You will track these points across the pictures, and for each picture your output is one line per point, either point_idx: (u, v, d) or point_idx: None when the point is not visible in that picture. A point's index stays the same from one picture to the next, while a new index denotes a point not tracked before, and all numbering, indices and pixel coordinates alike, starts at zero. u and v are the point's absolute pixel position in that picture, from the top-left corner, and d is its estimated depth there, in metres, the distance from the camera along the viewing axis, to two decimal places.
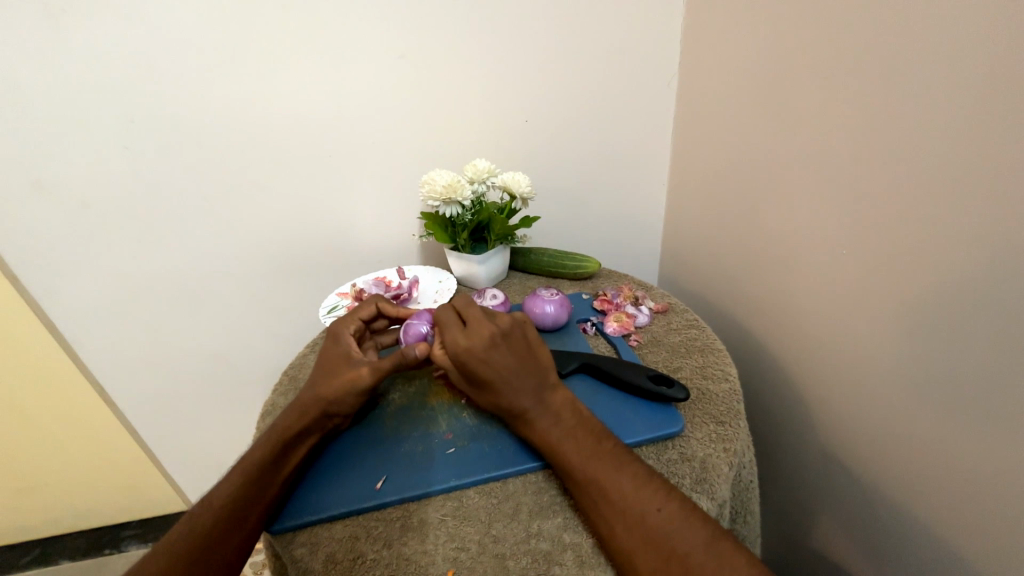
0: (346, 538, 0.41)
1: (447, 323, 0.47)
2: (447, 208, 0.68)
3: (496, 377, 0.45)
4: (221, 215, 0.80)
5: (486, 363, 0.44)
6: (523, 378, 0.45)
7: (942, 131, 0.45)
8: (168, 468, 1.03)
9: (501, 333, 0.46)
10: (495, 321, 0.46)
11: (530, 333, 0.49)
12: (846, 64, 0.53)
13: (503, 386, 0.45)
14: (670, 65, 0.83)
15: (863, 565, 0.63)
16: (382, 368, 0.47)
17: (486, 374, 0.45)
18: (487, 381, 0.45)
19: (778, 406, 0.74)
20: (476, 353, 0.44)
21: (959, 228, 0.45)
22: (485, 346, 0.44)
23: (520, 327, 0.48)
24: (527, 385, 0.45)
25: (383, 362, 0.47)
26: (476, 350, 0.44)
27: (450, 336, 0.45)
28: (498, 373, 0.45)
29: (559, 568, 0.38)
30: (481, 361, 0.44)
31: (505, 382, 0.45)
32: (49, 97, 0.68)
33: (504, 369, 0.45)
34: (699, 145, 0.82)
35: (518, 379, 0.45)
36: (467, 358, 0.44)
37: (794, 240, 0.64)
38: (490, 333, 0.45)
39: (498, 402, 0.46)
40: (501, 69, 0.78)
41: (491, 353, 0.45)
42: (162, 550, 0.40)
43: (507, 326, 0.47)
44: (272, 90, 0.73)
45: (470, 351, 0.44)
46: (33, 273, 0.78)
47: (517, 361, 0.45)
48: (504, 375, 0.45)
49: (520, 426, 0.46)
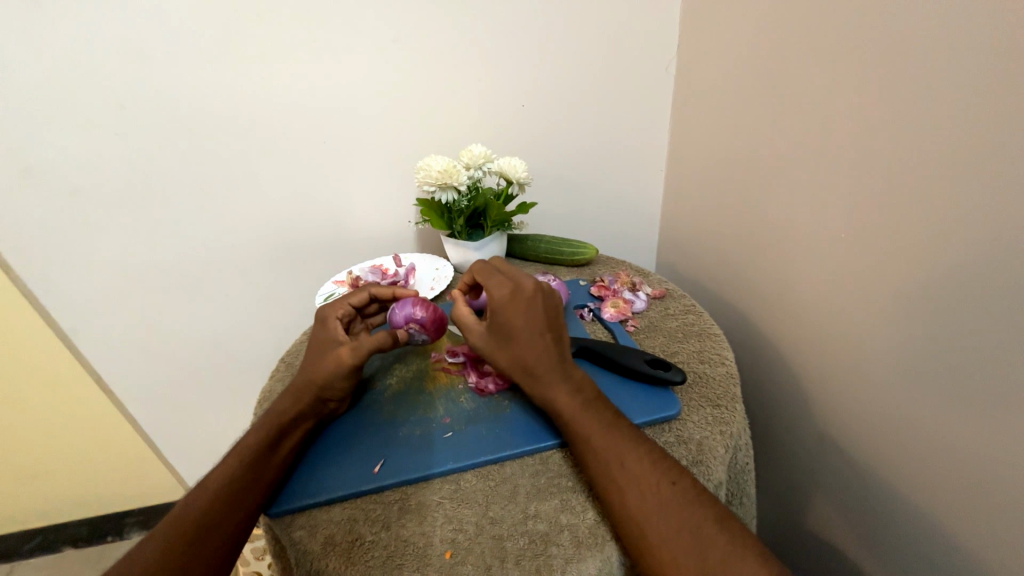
0: (344, 521, 0.41)
1: (493, 273, 0.51)
2: (443, 193, 0.67)
3: (524, 327, 0.46)
4: (214, 202, 0.79)
5: (521, 311, 0.47)
6: (547, 339, 0.46)
7: (944, 115, 0.44)
8: (169, 457, 1.04)
9: (542, 291, 0.49)
10: (538, 281, 0.50)
11: (560, 304, 0.50)
12: (846, 46, 0.52)
13: (527, 339, 0.46)
14: (668, 49, 0.81)
15: (856, 546, 0.64)
16: (363, 349, 0.47)
17: (517, 321, 0.46)
18: (513, 329, 0.46)
19: (774, 392, 0.74)
20: (515, 299, 0.47)
21: (957, 215, 0.44)
22: (527, 293, 0.48)
23: (556, 298, 0.50)
24: (552, 343, 0.46)
25: (364, 342, 0.47)
26: (516, 296, 0.47)
27: (495, 282, 0.49)
28: (529, 322, 0.46)
29: (557, 549, 0.38)
30: (516, 308, 0.47)
31: (533, 333, 0.46)
32: (36, 84, 0.67)
33: (536, 321, 0.47)
34: (697, 132, 0.81)
35: (544, 334, 0.46)
36: (506, 301, 0.47)
37: (791, 227, 0.64)
38: (534, 286, 0.48)
39: (516, 357, 0.46)
40: (496, 54, 0.76)
41: (530, 302, 0.47)
42: (160, 533, 0.40)
43: (548, 288, 0.50)
44: (265, 77, 0.71)
45: (510, 296, 0.47)
46: (26, 263, 0.77)
47: (546, 320, 0.47)
48: (534, 326, 0.46)
49: (536, 387, 0.45)
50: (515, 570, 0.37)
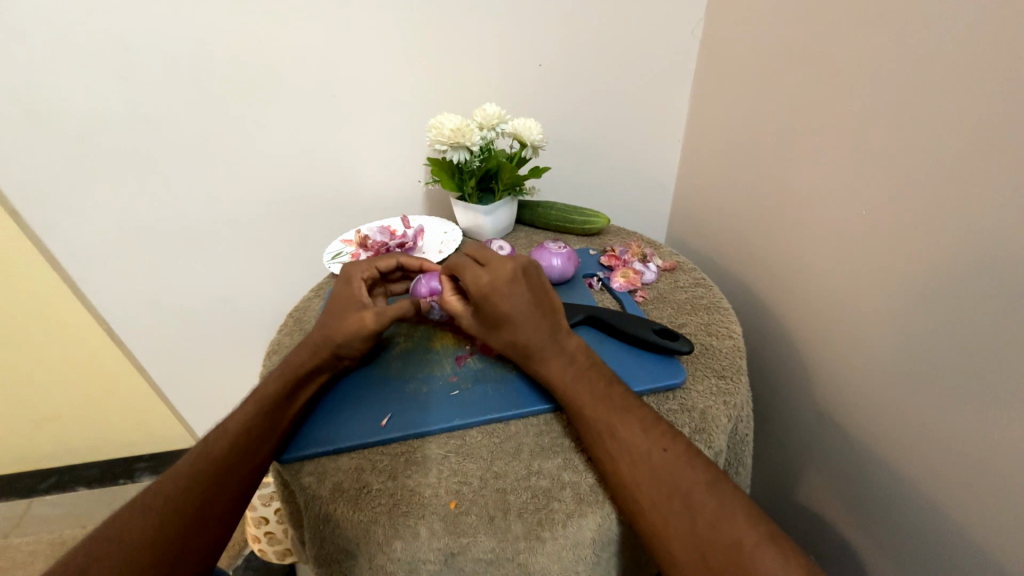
0: (352, 469, 0.43)
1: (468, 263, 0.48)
2: (454, 153, 0.65)
3: (514, 313, 0.45)
4: (219, 155, 0.77)
5: (507, 298, 0.46)
6: (539, 317, 0.46)
7: (975, 86, 0.41)
8: (178, 407, 1.07)
9: (522, 270, 0.48)
10: (518, 260, 0.48)
11: (545, 279, 0.50)
12: (881, 11, 0.48)
13: (520, 322, 0.45)
14: (694, 6, 0.76)
15: (845, 518, 0.66)
16: (386, 316, 0.47)
17: (505, 309, 0.45)
18: (505, 318, 0.46)
19: (775, 370, 0.75)
20: (497, 287, 0.46)
21: (974, 196, 0.43)
22: (506, 279, 0.46)
23: (538, 270, 0.50)
24: (544, 324, 0.46)
25: (387, 309, 0.48)
26: (498, 284, 0.46)
27: (472, 272, 0.47)
28: (516, 309, 0.45)
29: (558, 504, 0.40)
30: (502, 296, 0.46)
31: (524, 319, 0.46)
32: (31, 20, 0.64)
33: (523, 306, 0.46)
34: (718, 101, 0.77)
35: (535, 317, 0.46)
36: (487, 292, 0.46)
37: (805, 204, 0.62)
38: (512, 269, 0.47)
39: (513, 340, 0.46)
40: (512, 6, 0.72)
41: (512, 288, 0.46)
42: (178, 469, 0.41)
43: (527, 265, 0.49)
44: (267, 22, 0.68)
45: (491, 285, 0.46)
46: (32, 210, 0.77)
47: (534, 299, 0.47)
48: (522, 311, 0.46)
49: (534, 366, 0.46)
50: (518, 521, 0.39)
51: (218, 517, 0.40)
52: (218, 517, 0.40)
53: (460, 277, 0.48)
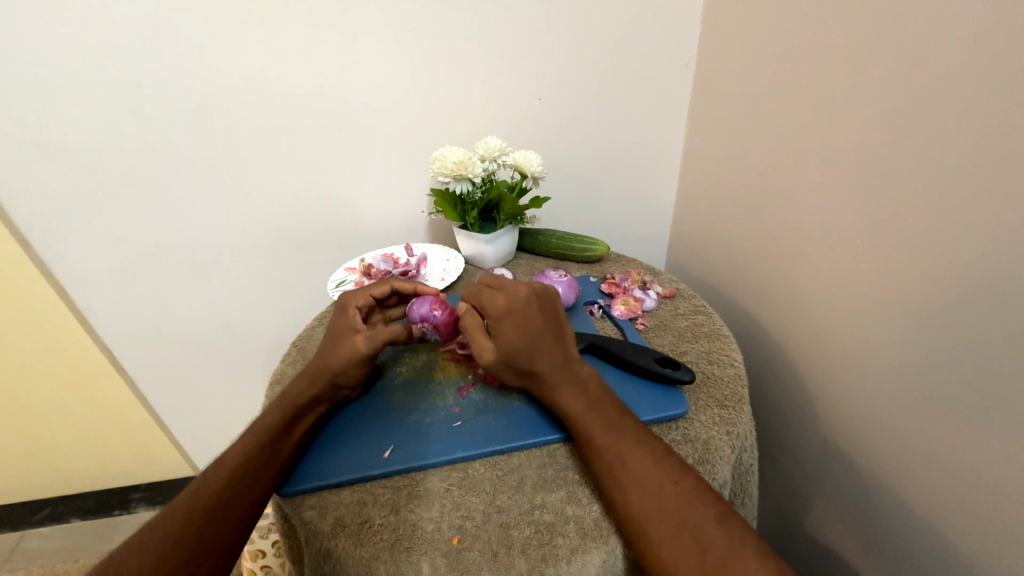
0: (354, 503, 0.42)
1: (481, 287, 0.50)
2: (457, 184, 0.67)
3: (523, 339, 0.45)
4: (228, 185, 0.79)
5: (519, 323, 0.46)
6: (550, 342, 0.46)
7: (965, 124, 0.44)
8: (177, 435, 1.06)
9: (534, 295, 0.49)
10: (531, 285, 0.50)
11: (560, 304, 0.50)
12: (874, 53, 0.51)
13: (529, 348, 0.46)
14: (687, 45, 0.80)
15: (856, 551, 0.64)
16: (378, 339, 0.48)
17: (517, 333, 0.46)
18: (516, 343, 0.46)
19: (779, 397, 0.75)
20: (511, 310, 0.47)
21: (969, 226, 0.45)
22: (522, 302, 0.47)
23: (552, 295, 0.50)
24: (555, 349, 0.46)
25: (379, 333, 0.48)
26: (513, 308, 0.47)
27: (489, 294, 0.48)
28: (529, 333, 0.46)
29: (561, 540, 0.39)
30: (514, 319, 0.46)
31: (535, 344, 0.46)
32: (57, 61, 0.67)
33: (536, 330, 0.46)
34: (714, 133, 0.80)
35: (546, 342, 0.46)
36: (502, 315, 0.46)
37: (802, 232, 0.63)
38: (526, 292, 0.48)
39: (521, 367, 0.46)
40: (512, 45, 0.76)
41: (526, 312, 0.47)
42: (179, 504, 0.41)
43: (541, 289, 0.50)
44: (280, 61, 0.72)
45: (507, 308, 0.47)
46: (45, 238, 0.79)
47: (546, 323, 0.47)
48: (535, 335, 0.46)
49: (545, 391, 0.46)
50: (521, 558, 0.38)
51: (217, 554, 0.39)
52: (217, 553, 0.39)
53: (476, 302, 0.49)
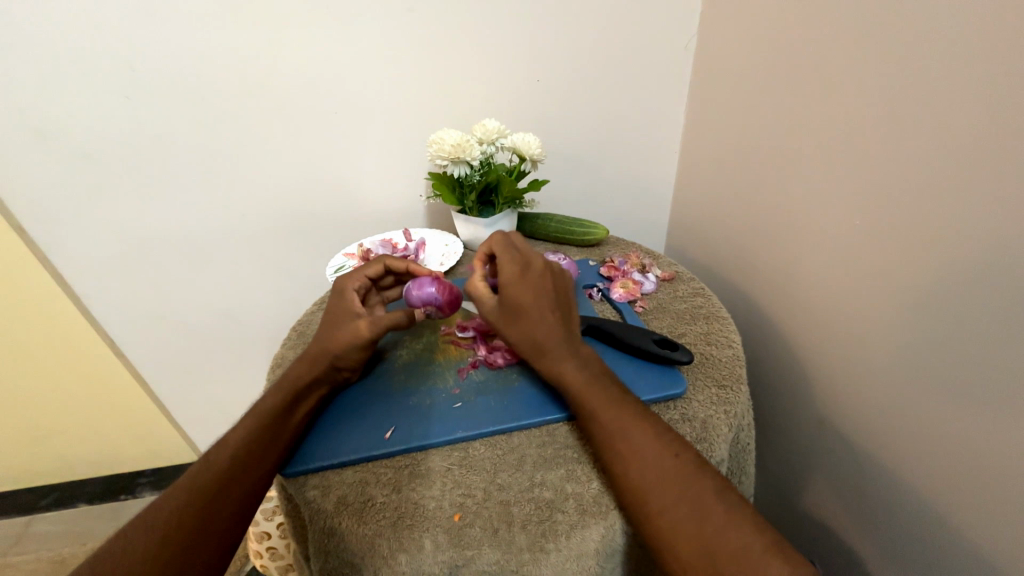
0: (356, 483, 0.43)
1: (508, 247, 0.51)
2: (455, 168, 0.67)
3: (534, 304, 0.47)
4: (223, 172, 0.78)
5: (532, 289, 0.47)
6: (558, 316, 0.47)
7: (962, 98, 0.43)
8: (180, 420, 1.07)
9: (550, 271, 0.50)
10: (548, 261, 0.51)
11: (570, 290, 0.51)
12: (877, 33, 0.49)
13: (541, 315, 0.47)
14: (688, 22, 0.78)
15: (850, 526, 0.66)
16: (381, 324, 0.48)
17: (530, 298, 0.47)
18: (527, 307, 0.47)
19: (775, 378, 0.75)
20: (527, 275, 0.48)
21: (966, 203, 0.44)
22: (538, 273, 0.49)
23: (565, 277, 0.52)
24: (561, 324, 0.47)
25: (381, 318, 0.48)
26: (529, 274, 0.48)
27: (509, 257, 0.49)
28: (541, 301, 0.47)
29: (561, 516, 0.40)
30: (528, 286, 0.47)
31: (545, 312, 0.47)
32: (41, 43, 0.66)
33: (547, 301, 0.47)
34: (713, 113, 0.79)
35: (555, 315, 0.47)
36: (517, 277, 0.48)
37: (800, 213, 0.63)
38: (545, 266, 0.50)
39: (528, 333, 0.46)
40: (508, 25, 0.74)
41: (541, 282, 0.48)
42: (182, 485, 0.41)
43: (558, 268, 0.51)
44: (270, 42, 0.70)
45: (523, 272, 0.48)
46: (39, 226, 0.78)
47: (557, 299, 0.49)
48: (545, 306, 0.47)
49: (545, 362, 0.46)
50: (521, 533, 0.39)
51: (221, 535, 0.40)
52: (220, 534, 0.40)
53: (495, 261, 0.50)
